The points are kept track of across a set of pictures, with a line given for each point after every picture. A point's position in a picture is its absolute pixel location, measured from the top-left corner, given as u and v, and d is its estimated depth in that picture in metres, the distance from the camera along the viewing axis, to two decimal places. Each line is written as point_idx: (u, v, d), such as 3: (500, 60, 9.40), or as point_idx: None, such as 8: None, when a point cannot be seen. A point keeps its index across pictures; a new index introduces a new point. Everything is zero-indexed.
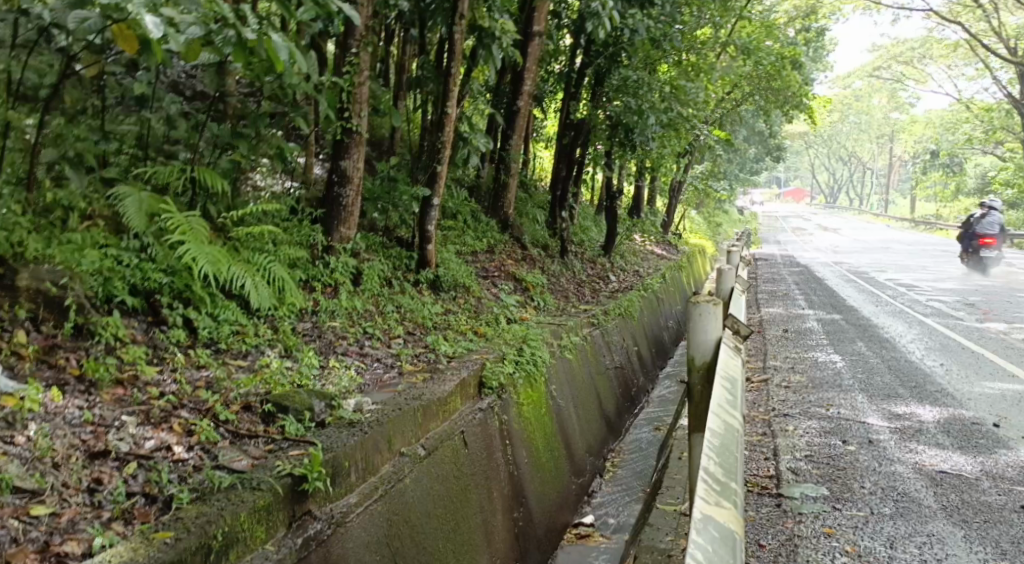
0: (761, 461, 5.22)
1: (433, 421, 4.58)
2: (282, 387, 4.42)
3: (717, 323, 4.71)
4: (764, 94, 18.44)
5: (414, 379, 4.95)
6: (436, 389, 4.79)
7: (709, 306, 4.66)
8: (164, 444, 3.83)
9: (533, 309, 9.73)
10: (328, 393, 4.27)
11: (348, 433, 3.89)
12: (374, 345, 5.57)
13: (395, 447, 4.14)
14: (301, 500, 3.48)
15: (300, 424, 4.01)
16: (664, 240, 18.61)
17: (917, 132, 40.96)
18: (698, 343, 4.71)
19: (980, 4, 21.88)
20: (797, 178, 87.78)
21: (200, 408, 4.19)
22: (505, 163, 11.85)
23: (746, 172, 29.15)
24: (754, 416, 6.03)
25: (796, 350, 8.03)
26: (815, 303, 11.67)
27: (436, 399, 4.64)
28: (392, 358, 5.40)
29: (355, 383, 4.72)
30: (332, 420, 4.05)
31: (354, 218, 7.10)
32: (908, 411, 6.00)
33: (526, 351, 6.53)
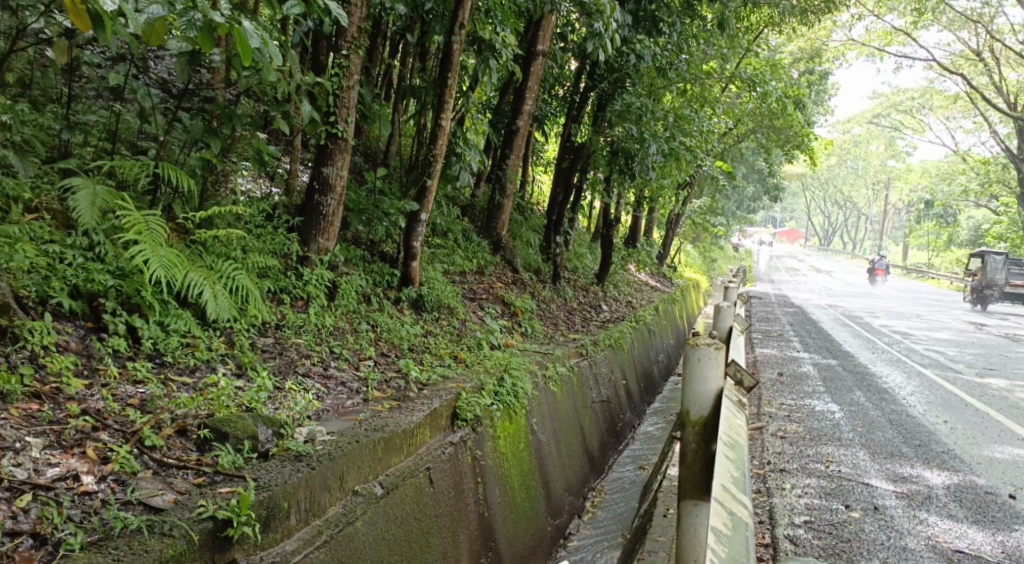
0: (754, 524, 4.79)
1: (396, 456, 4.15)
2: (226, 410, 4.06)
3: (718, 371, 4.26)
4: (766, 132, 18.18)
5: (379, 408, 4.53)
6: (403, 420, 4.35)
7: (709, 353, 4.21)
8: (70, 473, 3.49)
9: (520, 336, 9.31)
10: (276, 419, 3.98)
11: (293, 468, 3.64)
12: (340, 366, 5.15)
13: (348, 486, 3.83)
14: (224, 548, 3.32)
15: (237, 455, 3.74)
16: (658, 272, 18.25)
17: (912, 181, 40.95)
18: (697, 397, 4.26)
19: (982, 57, 21.81)
20: (792, 219, 87.79)
21: (126, 430, 3.80)
22: (500, 183, 11.51)
23: (743, 209, 28.85)
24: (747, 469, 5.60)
25: (794, 397, 7.61)
26: (812, 347, 11.28)
27: (401, 431, 4.19)
28: (358, 382, 4.97)
29: (312, 411, 4.30)
30: (278, 452, 3.80)
31: (333, 228, 6.73)
32: (912, 473, 5.60)
33: (506, 382, 6.11)
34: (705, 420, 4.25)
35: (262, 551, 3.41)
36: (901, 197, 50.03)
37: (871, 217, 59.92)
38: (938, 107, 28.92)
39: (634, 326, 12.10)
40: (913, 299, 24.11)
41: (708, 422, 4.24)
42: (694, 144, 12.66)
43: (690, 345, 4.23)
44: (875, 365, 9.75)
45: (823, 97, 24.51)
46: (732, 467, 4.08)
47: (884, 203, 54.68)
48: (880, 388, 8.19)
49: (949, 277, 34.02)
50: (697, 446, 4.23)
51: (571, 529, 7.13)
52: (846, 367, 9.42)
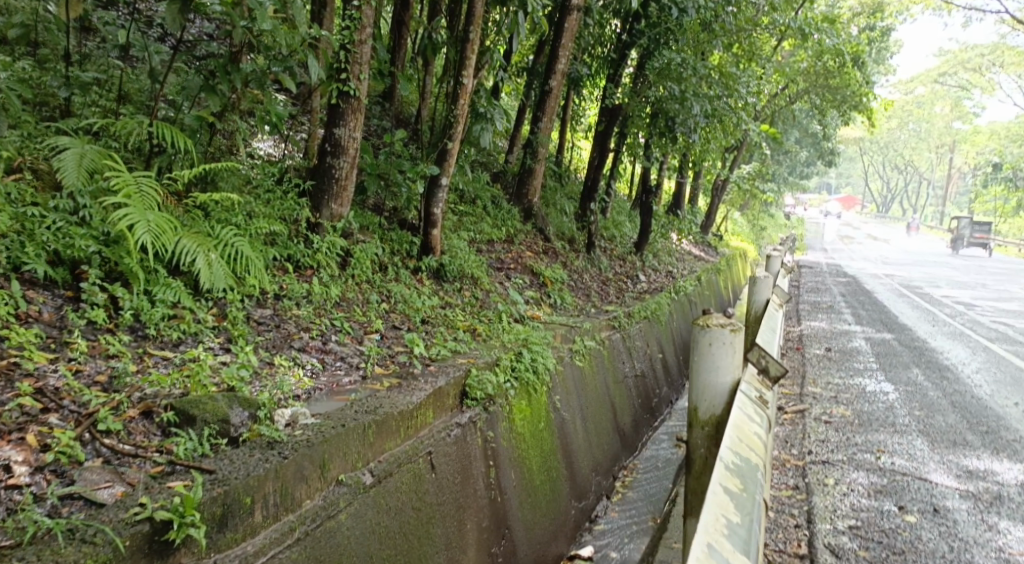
0: (790, 529, 4.36)
1: (390, 440, 3.88)
2: (202, 389, 3.80)
3: (731, 361, 4.18)
4: (820, 92, 17.34)
5: (376, 386, 4.22)
6: (402, 400, 4.03)
7: (720, 338, 4.13)
8: (3, 463, 3.23)
9: (549, 307, 8.91)
10: (252, 399, 3.68)
11: (260, 459, 3.41)
12: (341, 340, 4.80)
13: (331, 475, 3.59)
14: (165, 554, 3.08)
15: (197, 443, 3.47)
16: (703, 240, 17.62)
17: (977, 144, 39.18)
18: (709, 389, 4.21)
19: None
20: (846, 186, 85.36)
21: (82, 412, 3.56)
22: (533, 148, 11.07)
23: (796, 175, 27.83)
24: (786, 460, 5.14)
25: (842, 375, 7.10)
26: (864, 319, 10.67)
27: (396, 413, 3.91)
28: (359, 358, 4.65)
29: (301, 389, 4.06)
30: (250, 438, 3.53)
31: (347, 193, 6.47)
32: (981, 467, 5.09)
33: (524, 357, 5.78)
34: (717, 418, 4.21)
35: (216, 553, 3.18)
36: (964, 162, 48.06)
37: (931, 183, 57.75)
38: (1009, 64, 27.37)
39: (673, 297, 11.62)
40: (975, 267, 23.00)
41: (721, 421, 4.19)
42: (741, 104, 12.00)
43: (700, 327, 4.14)
44: (934, 339, 9.12)
45: (884, 56, 23.33)
46: (732, 516, 3.27)
47: (945, 168, 52.60)
48: (940, 366, 7.60)
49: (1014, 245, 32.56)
50: (708, 453, 4.25)
51: (598, 511, 6.75)
52: (901, 342, 8.81)
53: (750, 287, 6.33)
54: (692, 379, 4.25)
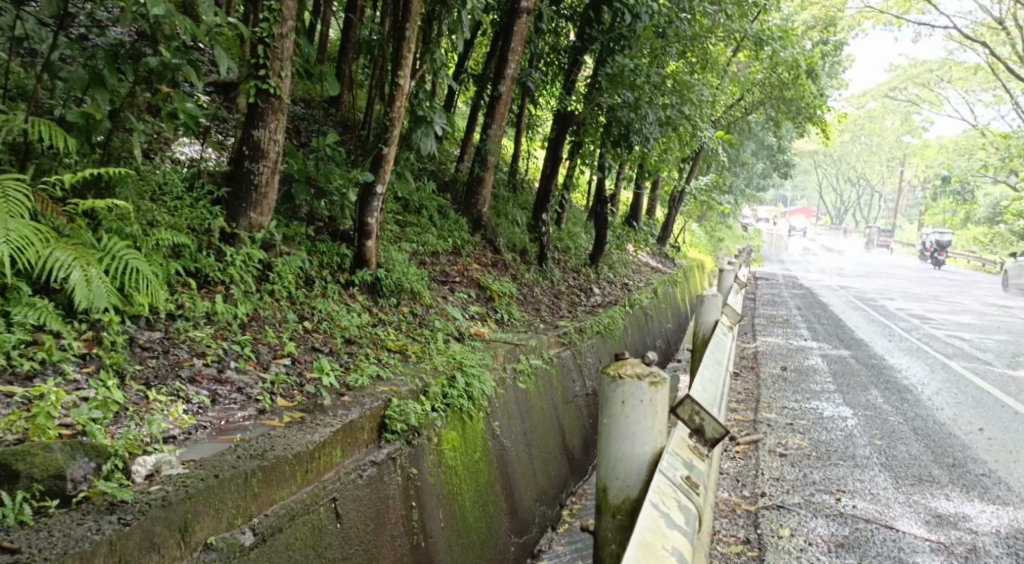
0: None
1: (279, 490, 3.44)
2: (45, 435, 3.31)
3: (648, 428, 3.83)
4: (775, 103, 17.13)
5: (274, 422, 3.80)
6: (299, 441, 3.60)
7: (636, 400, 3.79)
8: None
9: (495, 323, 8.40)
10: (100, 447, 3.26)
11: (86, 530, 2.92)
12: (242, 367, 4.25)
13: (197, 539, 3.15)
14: None
15: (15, 506, 2.97)
16: (660, 252, 17.27)
17: (927, 157, 39.77)
18: (627, 462, 3.86)
19: (1004, 27, 20.78)
20: (802, 198, 86.37)
21: None
22: (482, 155, 10.58)
23: (752, 187, 27.71)
24: (736, 504, 4.71)
25: (798, 398, 6.69)
26: (820, 334, 10.34)
27: (287, 458, 3.48)
28: (260, 388, 4.12)
29: (179, 428, 3.64)
30: (89, 496, 3.09)
31: (267, 200, 5.96)
32: (950, 511, 4.69)
33: (458, 382, 5.27)
34: (632, 501, 3.85)
35: None
36: (915, 175, 48.72)
37: (883, 195, 58.59)
38: (956, 80, 27.70)
39: (627, 311, 11.20)
40: (927, 278, 23.10)
41: (635, 504, 3.84)
42: (696, 113, 11.68)
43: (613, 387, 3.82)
44: (891, 355, 8.80)
45: (837, 69, 23.35)
46: None
47: (897, 181, 53.36)
48: (899, 386, 7.25)
49: (965, 257, 32.92)
50: (619, 545, 3.93)
51: (542, 546, 6.26)
52: (858, 359, 8.47)
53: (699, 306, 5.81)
54: (608, 451, 3.92)
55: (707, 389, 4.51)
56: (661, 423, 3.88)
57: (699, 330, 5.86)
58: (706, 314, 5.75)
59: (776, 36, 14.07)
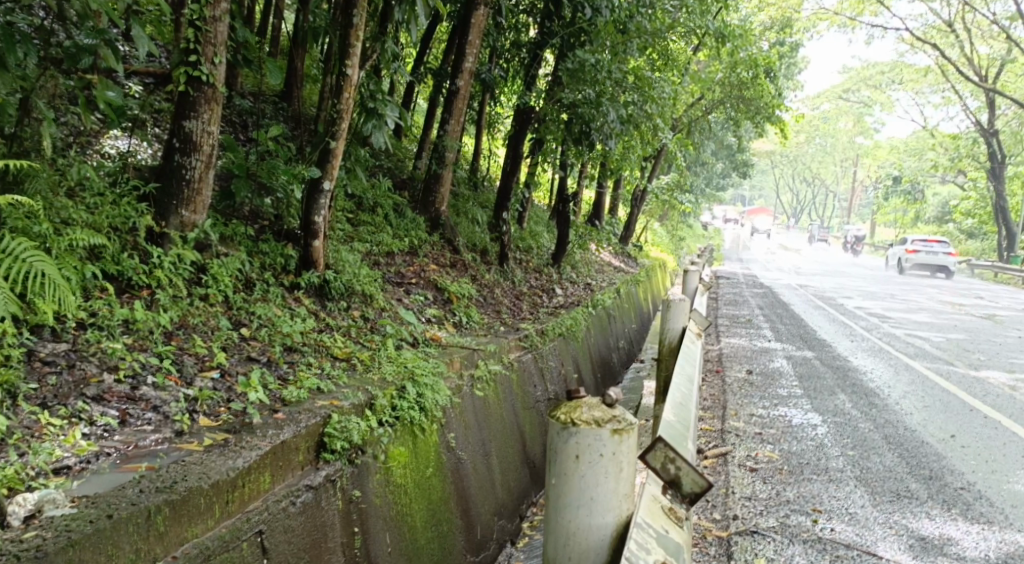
0: None
1: (192, 526, 3.11)
2: None
3: (611, 492, 3.20)
4: (735, 103, 16.99)
5: (191, 446, 3.44)
6: (217, 469, 3.25)
7: (595, 457, 3.17)
8: None
9: (453, 326, 8.01)
10: None
11: None
12: (159, 383, 3.85)
13: None
14: None
15: None
16: (623, 251, 17.00)
17: (879, 157, 40.27)
18: (584, 535, 3.23)
19: (955, 29, 20.95)
20: (760, 198, 87.16)
21: None
22: (439, 151, 10.17)
23: (713, 187, 27.63)
24: (707, 530, 4.37)
25: (766, 404, 6.40)
26: (783, 334, 10.11)
27: (202, 489, 3.15)
28: (177, 405, 3.73)
29: (76, 457, 3.28)
30: None
31: (200, 197, 5.52)
32: (933, 533, 4.40)
33: (409, 393, 4.87)
34: None
35: None
36: (870, 175, 49.28)
37: (838, 195, 59.34)
38: (906, 83, 27.89)
39: (590, 312, 10.85)
40: (883, 277, 23.23)
41: None
42: (656, 111, 11.42)
43: (567, 437, 3.18)
44: (855, 356, 8.57)
45: (793, 70, 23.35)
46: None
47: (851, 181, 54.01)
48: (865, 389, 7.00)
49: None
50: None
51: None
52: (822, 361, 8.22)
53: (667, 311, 5.41)
54: (560, 520, 3.27)
55: (677, 424, 3.89)
56: (626, 484, 3.25)
57: (667, 337, 5.41)
58: (673, 319, 5.37)
59: (736, 34, 13.87)
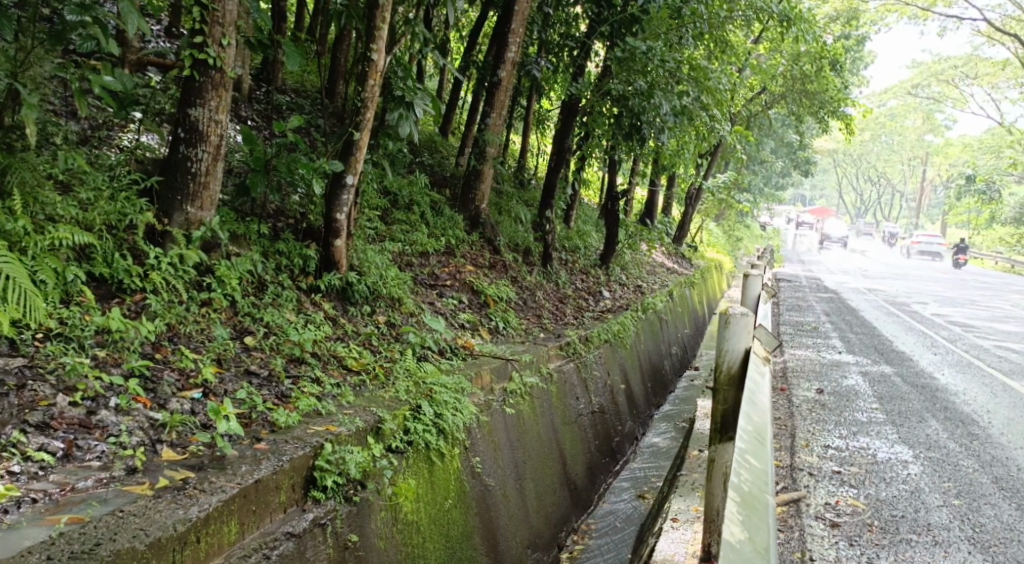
0: None
1: None
2: None
3: None
4: (797, 97, 16.09)
5: (140, 490, 3.20)
6: (160, 523, 3.02)
7: None
8: None
9: (488, 333, 7.44)
10: None
11: None
12: (123, 407, 3.62)
13: None
14: None
15: None
16: (676, 252, 16.22)
17: (950, 156, 38.45)
18: None
19: None
20: (821, 198, 84.79)
21: None
22: (480, 147, 9.59)
23: (772, 186, 26.55)
24: None
25: (845, 434, 5.67)
26: (855, 345, 9.28)
27: (138, 545, 2.93)
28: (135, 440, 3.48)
29: None
30: None
31: (207, 192, 5.05)
32: None
33: (425, 413, 4.32)
34: None
35: None
36: (939, 173, 47.23)
37: (905, 195, 57.12)
38: (983, 75, 26.44)
39: (640, 317, 10.16)
40: (956, 280, 21.91)
41: None
42: (713, 102, 10.68)
43: None
44: (941, 373, 7.73)
45: (859, 64, 22.16)
46: None
47: (920, 179, 51.83)
48: (960, 416, 6.21)
49: (991, 257, 31.50)
50: None
51: None
52: (903, 378, 7.40)
53: (728, 330, 3.95)
54: None
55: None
56: None
57: (726, 363, 3.96)
58: (734, 340, 3.96)
59: (801, 23, 13.01)
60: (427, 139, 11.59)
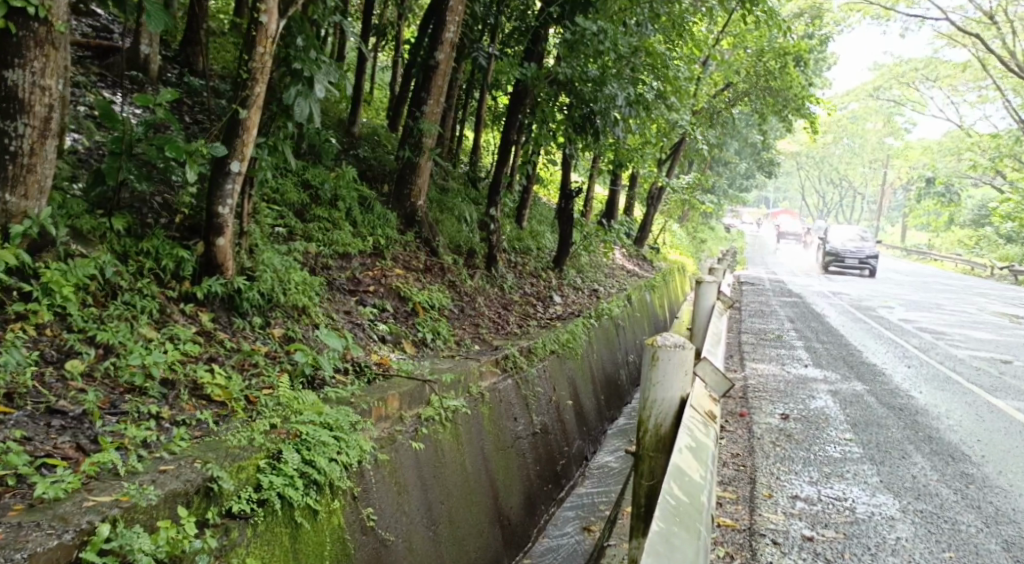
0: None
1: None
2: None
3: None
4: (762, 95, 15.26)
5: None
6: None
7: None
8: None
9: (414, 348, 6.43)
10: None
11: None
12: None
13: None
14: None
15: None
16: (636, 254, 15.35)
17: (908, 159, 38.11)
18: None
19: (998, 21, 19.02)
20: (783, 200, 84.92)
21: None
22: (415, 138, 8.58)
23: (736, 188, 25.87)
24: None
25: (820, 480, 4.80)
26: (823, 357, 8.45)
27: None
28: None
29: None
30: None
31: (34, 176, 4.11)
32: None
33: (287, 461, 3.51)
34: None
35: None
36: (900, 176, 47.07)
37: (867, 197, 57.11)
38: (943, 78, 25.90)
39: (592, 324, 9.25)
40: (920, 283, 21.32)
41: None
42: (672, 92, 9.73)
43: None
44: (917, 390, 6.91)
45: (821, 66, 21.45)
46: None
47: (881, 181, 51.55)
48: (948, 448, 5.38)
49: (952, 258, 31.13)
50: None
51: None
52: (879, 398, 6.55)
53: (653, 377, 3.63)
54: None
55: None
56: None
57: (656, 419, 3.67)
58: (663, 389, 3.64)
59: (763, 12, 12.15)
60: (366, 131, 10.57)
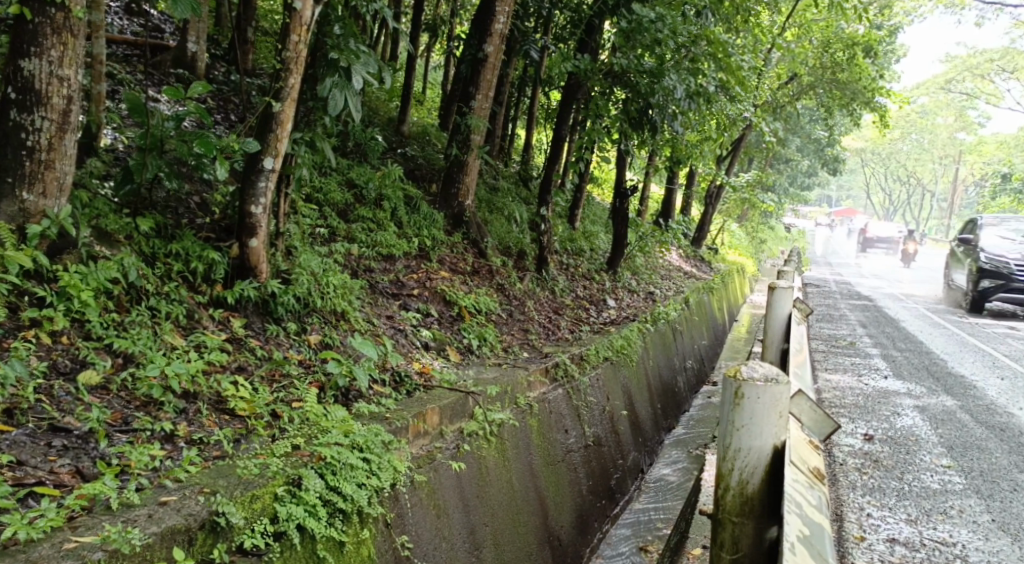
0: None
1: None
2: None
3: None
4: (828, 88, 14.54)
5: None
6: None
7: None
8: None
9: (458, 355, 6.06)
10: None
11: None
12: None
13: None
14: None
15: None
16: (693, 255, 14.80)
17: (982, 156, 36.43)
18: None
19: None
20: (846, 199, 82.64)
21: None
22: (463, 135, 8.24)
23: (797, 186, 25.00)
24: None
25: (921, 520, 4.30)
26: (904, 367, 7.85)
27: None
28: None
29: None
30: None
31: (52, 172, 3.85)
32: None
33: (309, 488, 3.25)
34: None
35: None
36: (972, 173, 45.16)
37: (936, 195, 55.05)
38: (1021, 69, 24.59)
39: (648, 328, 8.76)
40: None
41: None
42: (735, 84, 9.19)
43: None
44: (1017, 406, 6.31)
45: (890, 57, 20.47)
46: None
47: (950, 179, 49.57)
48: None
49: None
50: None
51: None
52: (973, 415, 5.98)
53: (737, 421, 2.96)
54: None
55: None
56: None
57: (742, 475, 2.98)
58: (754, 438, 2.95)
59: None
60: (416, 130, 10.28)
